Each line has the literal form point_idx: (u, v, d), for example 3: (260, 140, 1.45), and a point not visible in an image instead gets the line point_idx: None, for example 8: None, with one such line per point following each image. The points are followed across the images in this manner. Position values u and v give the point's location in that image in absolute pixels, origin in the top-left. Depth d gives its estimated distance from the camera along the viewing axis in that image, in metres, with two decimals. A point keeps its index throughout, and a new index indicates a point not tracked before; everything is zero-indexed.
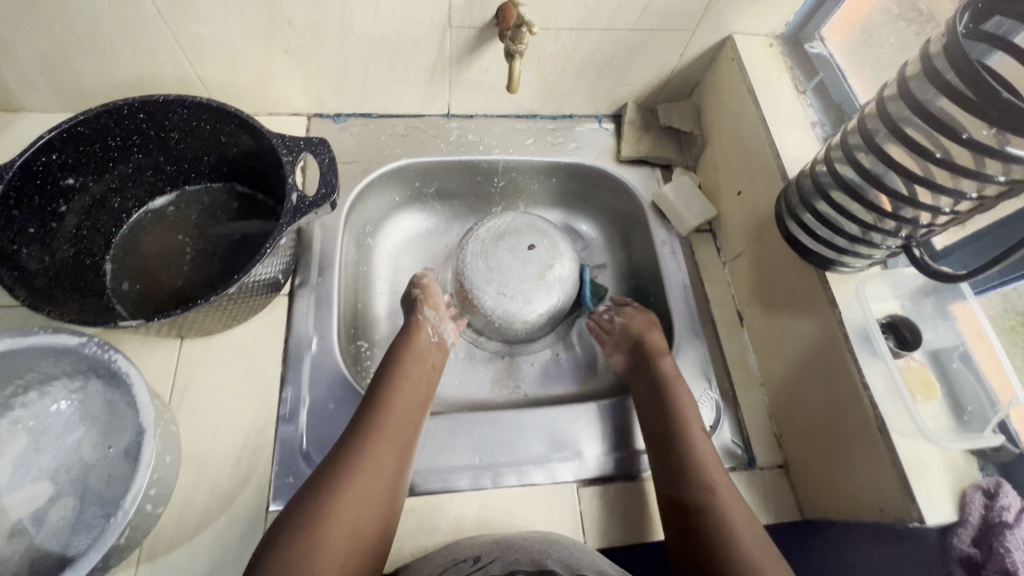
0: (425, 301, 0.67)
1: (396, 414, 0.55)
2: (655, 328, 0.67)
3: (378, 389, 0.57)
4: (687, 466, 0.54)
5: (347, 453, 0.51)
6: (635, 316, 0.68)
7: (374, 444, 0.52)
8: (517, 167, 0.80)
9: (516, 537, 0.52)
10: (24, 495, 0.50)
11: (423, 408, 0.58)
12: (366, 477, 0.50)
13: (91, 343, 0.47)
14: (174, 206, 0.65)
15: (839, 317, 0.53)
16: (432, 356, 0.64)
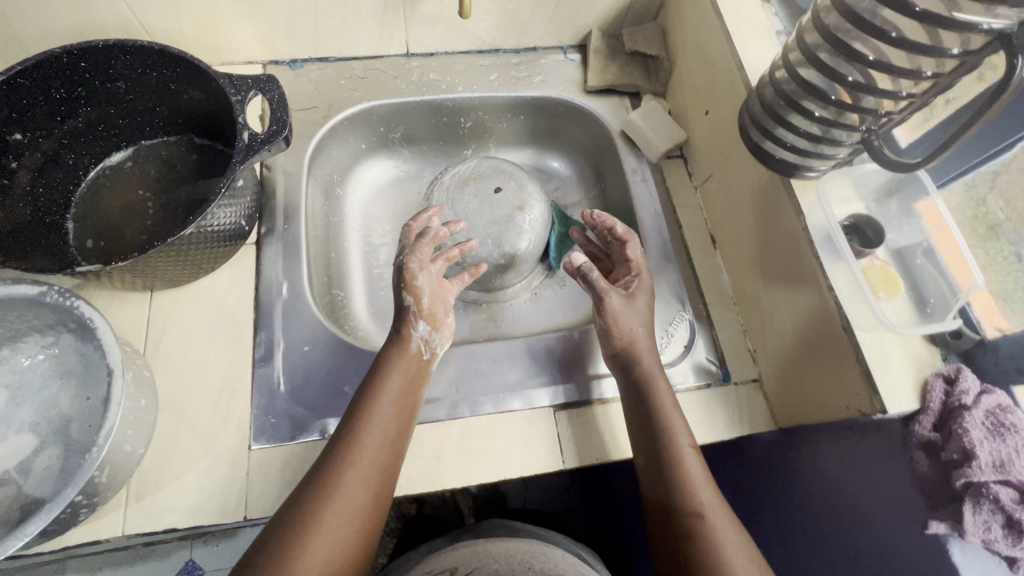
0: (416, 313, 0.58)
1: (368, 459, 0.49)
2: (637, 328, 0.59)
3: (360, 413, 0.52)
4: (677, 498, 0.50)
5: (314, 499, 0.47)
6: (617, 310, 0.59)
7: (345, 477, 0.48)
8: (483, 105, 0.78)
9: (494, 546, 0.60)
10: (10, 447, 0.51)
11: (405, 433, 0.52)
12: (329, 541, 0.45)
13: (52, 292, 0.47)
14: (132, 161, 0.64)
15: (803, 224, 0.52)
16: (418, 377, 0.56)
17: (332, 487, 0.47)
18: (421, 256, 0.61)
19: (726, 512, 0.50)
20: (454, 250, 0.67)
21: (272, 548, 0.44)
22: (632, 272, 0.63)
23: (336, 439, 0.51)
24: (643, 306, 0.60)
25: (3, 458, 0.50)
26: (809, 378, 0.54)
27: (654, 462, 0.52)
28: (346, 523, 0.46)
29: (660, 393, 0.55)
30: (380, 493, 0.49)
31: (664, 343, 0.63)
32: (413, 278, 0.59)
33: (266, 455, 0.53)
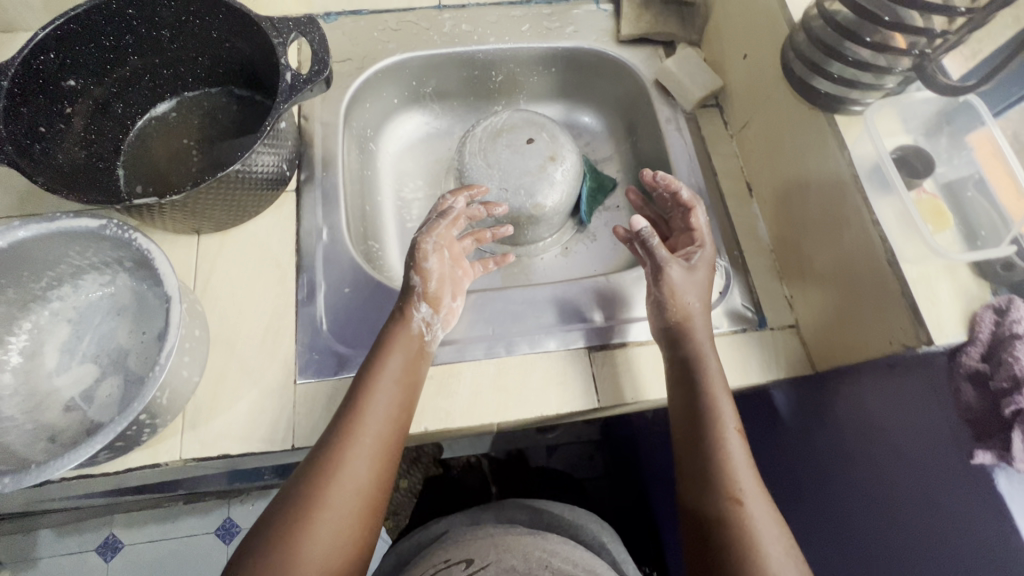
0: (420, 294, 0.56)
1: (367, 442, 0.49)
2: (699, 313, 0.57)
3: (355, 393, 0.51)
4: (711, 483, 0.49)
5: (313, 484, 0.46)
6: (684, 287, 0.57)
7: (347, 458, 0.48)
8: (514, 58, 0.77)
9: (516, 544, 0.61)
10: (74, 376, 0.54)
11: (405, 411, 0.52)
12: (332, 523, 0.45)
13: (111, 225, 0.49)
14: (176, 112, 0.66)
15: (849, 160, 0.52)
16: (418, 359, 0.54)
17: (333, 469, 0.47)
18: (438, 237, 0.59)
19: (768, 502, 0.48)
20: (488, 232, 0.68)
21: (277, 532, 0.44)
22: (695, 243, 0.60)
23: (333, 422, 0.50)
24: (704, 279, 0.59)
25: (69, 386, 0.53)
26: (850, 319, 0.54)
27: (693, 446, 0.51)
28: (350, 505, 0.46)
29: (711, 377, 0.53)
30: (382, 475, 0.49)
31: None
32: (425, 260, 0.57)
33: (312, 387, 0.55)
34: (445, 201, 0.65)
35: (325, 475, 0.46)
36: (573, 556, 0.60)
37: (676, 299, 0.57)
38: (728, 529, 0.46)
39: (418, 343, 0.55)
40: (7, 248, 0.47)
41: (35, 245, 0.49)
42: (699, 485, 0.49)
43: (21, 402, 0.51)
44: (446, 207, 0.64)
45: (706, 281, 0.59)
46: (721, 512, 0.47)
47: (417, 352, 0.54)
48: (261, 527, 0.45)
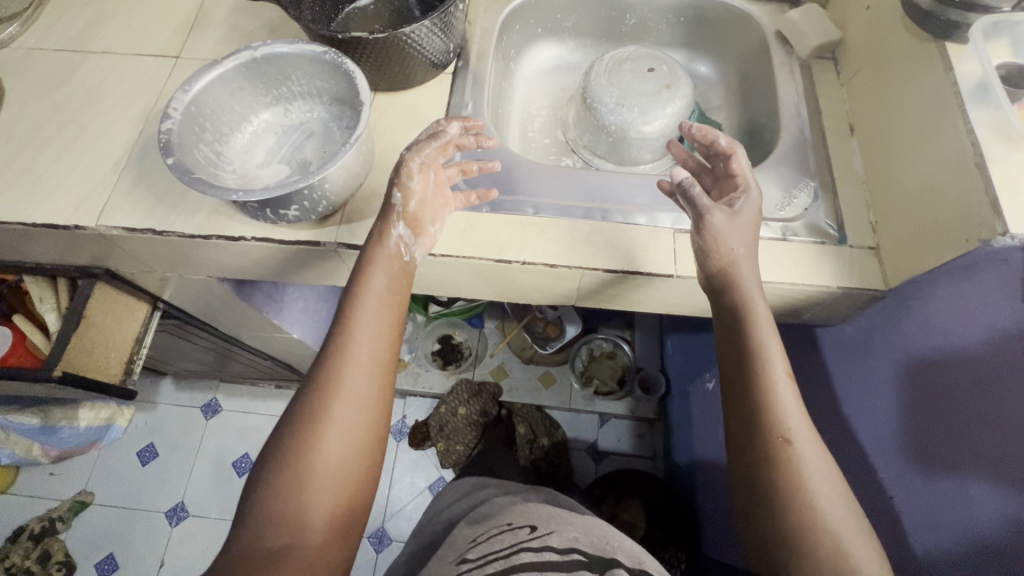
0: (398, 216, 0.60)
1: (361, 351, 0.56)
2: (741, 262, 0.59)
3: (343, 310, 0.58)
4: (765, 424, 0.53)
5: (319, 388, 0.54)
6: (726, 233, 0.60)
7: (345, 365, 0.55)
8: (650, 2, 0.88)
9: (574, 526, 0.66)
10: (273, 171, 0.71)
11: (390, 318, 0.59)
12: (340, 419, 0.53)
13: (330, 52, 0.65)
14: (374, 6, 0.83)
15: (952, 79, 0.57)
16: (402, 279, 0.61)
17: (336, 375, 0.54)
18: (425, 158, 0.61)
19: (816, 443, 0.53)
20: (474, 165, 0.67)
21: (297, 427, 0.53)
22: (739, 189, 0.62)
23: (329, 336, 0.57)
24: (749, 220, 0.61)
25: (268, 177, 0.70)
26: (930, 229, 0.58)
27: (745, 388, 0.55)
28: (358, 402, 0.54)
29: (760, 325, 0.57)
30: (381, 379, 0.56)
31: (785, 203, 0.69)
32: (408, 179, 0.61)
33: None
34: (440, 124, 0.65)
35: (327, 379, 0.54)
36: (638, 553, 0.63)
37: (719, 246, 0.59)
38: (773, 468, 0.51)
39: (399, 262, 0.61)
40: (260, 56, 0.65)
41: (275, 60, 0.66)
42: (749, 426, 0.54)
43: (237, 178, 0.68)
44: (439, 129, 0.64)
45: (751, 223, 0.61)
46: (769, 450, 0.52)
47: (398, 272, 0.61)
48: (286, 420, 0.54)
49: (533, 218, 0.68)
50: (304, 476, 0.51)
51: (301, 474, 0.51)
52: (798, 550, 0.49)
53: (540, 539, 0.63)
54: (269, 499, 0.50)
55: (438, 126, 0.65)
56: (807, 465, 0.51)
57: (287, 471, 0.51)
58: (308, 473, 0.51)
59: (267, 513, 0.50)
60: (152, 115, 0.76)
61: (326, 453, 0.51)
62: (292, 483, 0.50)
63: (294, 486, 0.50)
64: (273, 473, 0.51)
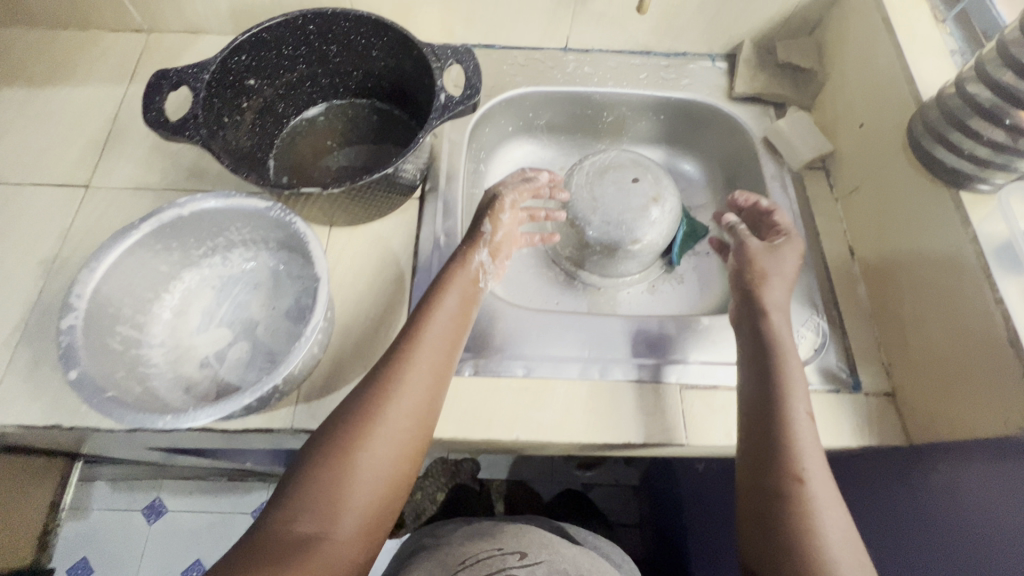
0: (485, 240, 0.62)
1: (428, 359, 0.51)
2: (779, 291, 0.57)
3: (417, 315, 0.54)
4: (777, 455, 0.47)
5: (373, 396, 0.48)
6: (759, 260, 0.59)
7: (408, 376, 0.50)
8: (628, 101, 0.82)
9: (560, 551, 0.60)
10: (211, 336, 0.59)
11: (458, 340, 0.55)
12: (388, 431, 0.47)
13: (275, 208, 0.55)
14: (324, 117, 0.74)
15: (972, 235, 0.52)
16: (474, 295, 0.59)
17: (393, 382, 0.49)
18: (518, 194, 0.66)
19: (831, 484, 0.46)
20: (542, 213, 0.72)
21: (343, 426, 0.46)
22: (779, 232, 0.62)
23: (396, 340, 0.53)
24: (784, 249, 0.60)
25: (205, 345, 0.59)
26: (956, 394, 0.54)
27: (762, 386, 0.51)
28: (406, 419, 0.48)
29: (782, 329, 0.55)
30: (436, 399, 0.51)
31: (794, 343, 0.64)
32: (500, 212, 0.64)
33: None
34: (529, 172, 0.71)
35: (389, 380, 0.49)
36: None
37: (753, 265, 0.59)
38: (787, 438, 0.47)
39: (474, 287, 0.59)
40: (187, 215, 0.54)
41: (207, 216, 0.55)
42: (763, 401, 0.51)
43: (166, 353, 0.57)
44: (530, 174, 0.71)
45: (786, 250, 0.60)
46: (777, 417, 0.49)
47: (472, 288, 0.58)
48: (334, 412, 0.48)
49: (523, 380, 0.60)
50: (330, 484, 0.44)
51: (331, 481, 0.44)
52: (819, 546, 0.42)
53: (529, 567, 0.55)
54: (287, 500, 0.43)
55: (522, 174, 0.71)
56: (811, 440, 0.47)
57: (319, 469, 0.44)
58: (333, 486, 0.43)
59: (283, 515, 0.42)
60: (56, 265, 0.63)
61: (364, 460, 0.45)
62: (316, 489, 0.43)
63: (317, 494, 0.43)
64: (302, 470, 0.44)
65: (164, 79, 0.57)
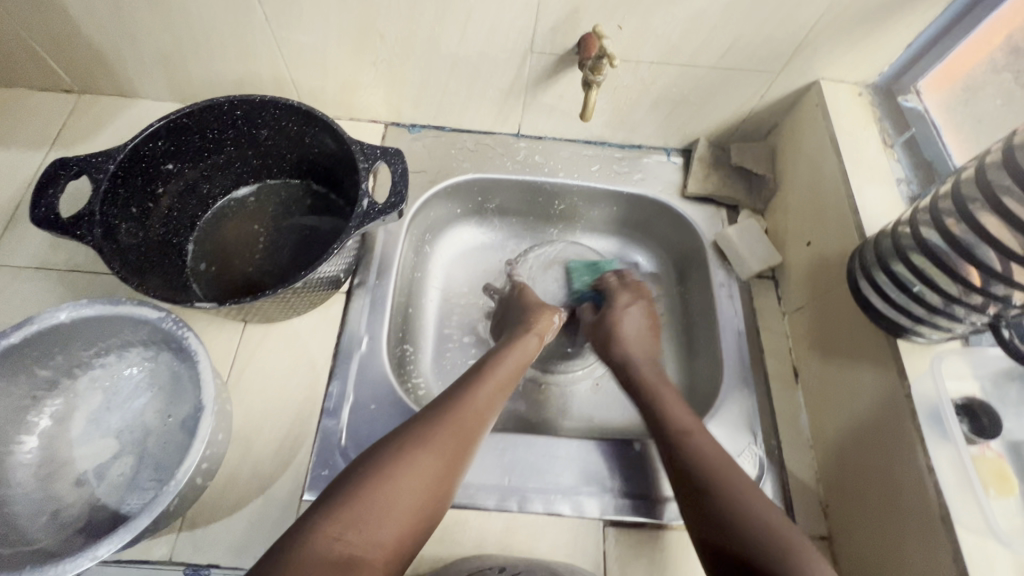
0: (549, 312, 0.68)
1: (482, 409, 0.54)
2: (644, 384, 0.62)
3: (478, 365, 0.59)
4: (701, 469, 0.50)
5: (426, 429, 0.51)
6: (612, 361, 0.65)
7: (461, 416, 0.53)
8: (580, 192, 0.79)
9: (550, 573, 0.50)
10: (93, 448, 0.54)
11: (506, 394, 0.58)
12: (435, 465, 0.49)
13: (168, 319, 0.51)
14: (254, 197, 0.70)
15: (907, 391, 0.50)
16: (523, 366, 0.62)
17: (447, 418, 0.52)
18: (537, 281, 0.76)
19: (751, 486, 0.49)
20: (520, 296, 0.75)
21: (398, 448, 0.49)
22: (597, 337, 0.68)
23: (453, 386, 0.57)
24: (614, 320, 0.67)
25: (85, 458, 0.54)
26: (888, 558, 0.50)
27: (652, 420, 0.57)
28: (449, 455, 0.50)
29: (647, 376, 0.61)
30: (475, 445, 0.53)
31: None
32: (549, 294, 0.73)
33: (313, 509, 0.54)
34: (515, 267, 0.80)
35: (447, 418, 0.52)
36: None
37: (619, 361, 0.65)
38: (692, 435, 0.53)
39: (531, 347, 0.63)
40: (67, 321, 0.50)
41: (95, 322, 0.52)
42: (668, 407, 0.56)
43: (38, 468, 0.52)
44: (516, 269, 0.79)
45: (614, 322, 0.67)
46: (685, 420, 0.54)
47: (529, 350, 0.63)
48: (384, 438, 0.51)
49: None
50: (377, 503, 0.45)
51: (379, 502, 0.45)
52: (752, 524, 0.45)
53: None
54: (336, 507, 0.44)
55: (490, 292, 0.78)
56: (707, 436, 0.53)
57: (371, 489, 0.45)
58: (377, 505, 0.45)
59: (331, 526, 0.43)
60: None
61: (408, 486, 0.47)
62: (363, 505, 0.44)
63: (362, 508, 0.44)
64: (347, 487, 0.46)
65: (62, 168, 0.53)
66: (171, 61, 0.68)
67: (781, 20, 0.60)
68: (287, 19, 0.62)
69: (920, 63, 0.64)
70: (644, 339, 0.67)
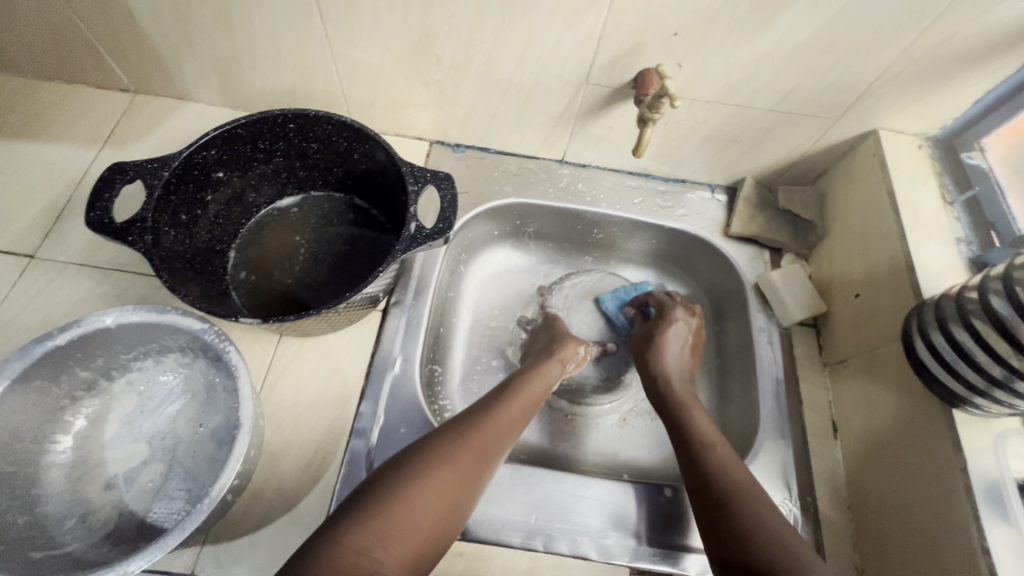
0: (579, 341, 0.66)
1: (507, 428, 0.51)
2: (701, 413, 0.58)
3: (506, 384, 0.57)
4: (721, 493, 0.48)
5: (450, 437, 0.48)
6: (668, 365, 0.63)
7: (484, 425, 0.50)
8: (620, 222, 0.78)
9: None
10: (125, 452, 0.54)
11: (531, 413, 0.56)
12: (457, 482, 0.46)
13: (211, 331, 0.51)
14: (297, 208, 0.71)
15: (963, 465, 0.48)
16: (546, 393, 0.59)
17: (471, 428, 0.49)
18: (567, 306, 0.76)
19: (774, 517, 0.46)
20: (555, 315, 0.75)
21: (422, 457, 0.46)
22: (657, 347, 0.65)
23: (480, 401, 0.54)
24: (662, 339, 0.65)
25: (116, 462, 0.54)
26: None
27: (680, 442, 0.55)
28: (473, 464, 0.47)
29: (679, 392, 0.60)
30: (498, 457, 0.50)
31: None
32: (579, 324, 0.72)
33: None
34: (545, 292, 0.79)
35: (470, 433, 0.49)
36: None
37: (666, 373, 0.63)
38: (720, 475, 0.50)
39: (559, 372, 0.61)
40: (113, 326, 0.51)
41: (138, 327, 0.52)
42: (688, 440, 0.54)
43: (70, 469, 0.52)
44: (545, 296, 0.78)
45: (661, 335, 0.65)
46: (704, 454, 0.52)
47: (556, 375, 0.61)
48: (408, 448, 0.48)
49: (459, 543, 0.55)
50: (402, 519, 0.41)
51: (403, 517, 0.41)
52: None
53: None
54: (358, 521, 0.40)
55: (522, 324, 0.76)
56: (737, 473, 0.50)
57: (395, 504, 0.42)
58: (400, 521, 0.41)
59: (353, 541, 0.39)
60: None
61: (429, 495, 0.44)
62: (387, 520, 0.41)
63: (386, 524, 0.41)
64: (367, 500, 0.42)
65: (118, 173, 0.53)
66: (227, 69, 0.69)
67: (846, 69, 0.59)
68: (346, 36, 0.62)
69: (987, 119, 0.62)
70: (685, 355, 0.65)
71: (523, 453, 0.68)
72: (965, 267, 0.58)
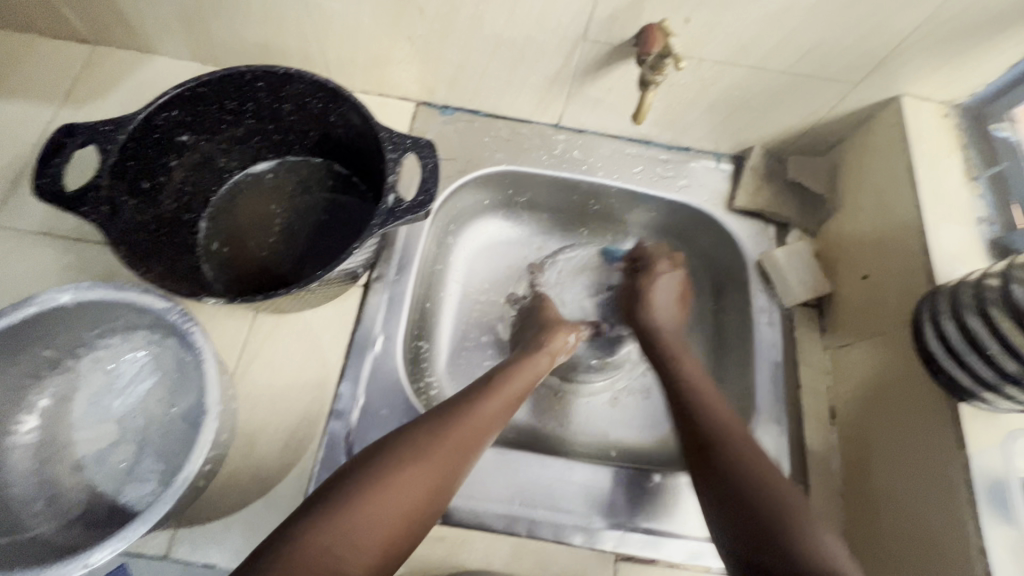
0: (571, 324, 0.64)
1: (487, 421, 0.49)
2: (693, 367, 0.55)
3: (491, 376, 0.54)
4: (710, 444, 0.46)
5: (422, 433, 0.45)
6: (660, 323, 0.61)
7: (461, 420, 0.47)
8: (618, 194, 0.73)
9: None
10: (94, 432, 0.52)
11: (513, 404, 0.53)
12: (426, 480, 0.43)
13: (174, 311, 0.48)
14: (273, 174, 0.66)
15: (966, 462, 0.46)
16: (533, 382, 0.56)
17: (447, 423, 0.47)
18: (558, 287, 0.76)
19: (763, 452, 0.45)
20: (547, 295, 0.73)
21: (392, 454, 0.43)
22: (645, 303, 0.62)
23: (461, 393, 0.51)
24: (648, 289, 0.63)
25: (85, 443, 0.52)
26: None
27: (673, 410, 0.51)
28: (443, 461, 0.44)
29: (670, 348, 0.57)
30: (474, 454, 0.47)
31: None
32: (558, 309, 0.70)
33: None
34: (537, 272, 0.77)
35: (445, 427, 0.46)
36: None
37: (655, 327, 0.60)
38: (719, 436, 0.46)
39: (545, 361, 0.58)
40: (70, 304, 0.47)
41: (97, 305, 0.49)
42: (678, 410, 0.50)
43: (37, 450, 0.50)
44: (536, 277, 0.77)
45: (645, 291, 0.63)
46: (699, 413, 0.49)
47: (542, 367, 0.58)
48: (380, 441, 0.45)
49: (440, 528, 0.53)
50: (365, 519, 0.39)
51: (367, 513, 0.39)
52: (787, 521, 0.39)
53: None
54: (323, 516, 0.38)
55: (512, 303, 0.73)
56: (735, 433, 0.46)
57: (360, 501, 0.40)
58: (363, 522, 0.39)
59: (314, 539, 0.37)
60: None
61: (395, 497, 0.41)
62: (351, 518, 0.39)
63: (349, 522, 0.38)
64: (333, 494, 0.40)
65: (68, 136, 0.49)
66: (191, 19, 0.63)
67: (871, 27, 0.53)
68: None
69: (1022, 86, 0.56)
70: (674, 310, 0.63)
71: (510, 433, 0.67)
72: (985, 250, 0.54)
